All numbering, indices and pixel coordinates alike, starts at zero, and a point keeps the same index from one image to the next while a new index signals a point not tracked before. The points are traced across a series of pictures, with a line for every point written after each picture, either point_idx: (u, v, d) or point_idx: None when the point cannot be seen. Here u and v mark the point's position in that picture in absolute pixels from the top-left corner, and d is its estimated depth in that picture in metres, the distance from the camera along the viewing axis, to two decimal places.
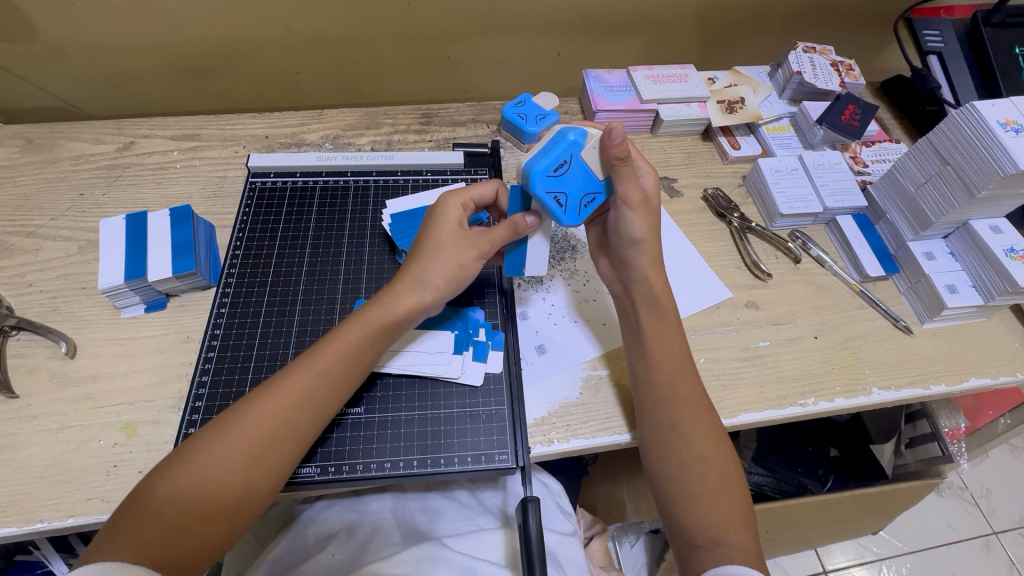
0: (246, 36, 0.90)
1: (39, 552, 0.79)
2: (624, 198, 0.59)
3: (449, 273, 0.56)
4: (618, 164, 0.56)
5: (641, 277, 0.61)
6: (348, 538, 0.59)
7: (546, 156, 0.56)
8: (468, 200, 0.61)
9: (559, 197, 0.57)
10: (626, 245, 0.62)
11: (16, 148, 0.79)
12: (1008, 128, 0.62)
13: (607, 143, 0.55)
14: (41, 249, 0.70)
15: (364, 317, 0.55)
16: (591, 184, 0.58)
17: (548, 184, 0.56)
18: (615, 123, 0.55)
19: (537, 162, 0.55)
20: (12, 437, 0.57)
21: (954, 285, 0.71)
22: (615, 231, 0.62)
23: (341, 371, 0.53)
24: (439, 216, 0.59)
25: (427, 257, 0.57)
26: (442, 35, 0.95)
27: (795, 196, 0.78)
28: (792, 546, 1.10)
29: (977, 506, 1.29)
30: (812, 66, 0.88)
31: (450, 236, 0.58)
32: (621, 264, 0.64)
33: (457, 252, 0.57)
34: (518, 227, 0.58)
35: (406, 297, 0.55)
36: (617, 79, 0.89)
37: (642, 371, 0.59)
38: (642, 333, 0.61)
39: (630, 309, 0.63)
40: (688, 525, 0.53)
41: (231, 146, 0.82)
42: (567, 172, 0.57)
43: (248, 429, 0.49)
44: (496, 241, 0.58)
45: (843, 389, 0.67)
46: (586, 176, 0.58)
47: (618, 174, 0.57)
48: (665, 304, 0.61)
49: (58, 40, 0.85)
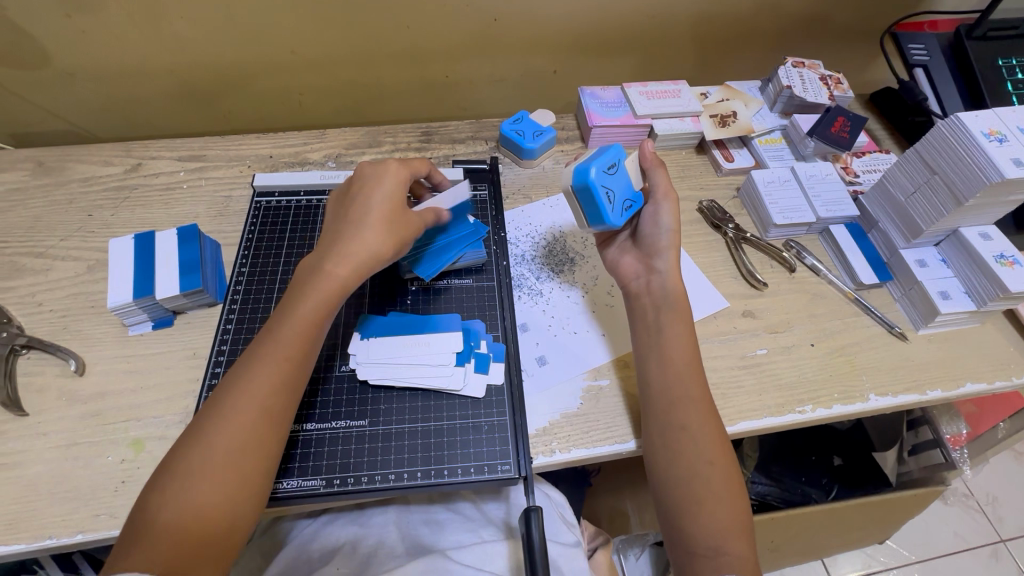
0: (251, 60, 0.93)
1: (44, 571, 0.79)
2: (660, 193, 0.68)
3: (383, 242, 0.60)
4: (655, 164, 0.69)
5: (668, 269, 0.65)
6: (352, 551, 0.60)
7: (602, 158, 0.64)
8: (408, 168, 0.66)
9: (610, 193, 0.64)
10: (660, 236, 0.67)
11: (27, 171, 0.81)
12: (992, 138, 0.64)
13: (642, 152, 0.70)
14: (51, 269, 0.71)
15: (312, 288, 0.57)
16: (631, 191, 0.67)
17: (602, 182, 0.63)
18: (649, 139, 0.70)
19: (595, 160, 0.63)
20: (21, 454, 0.58)
21: (947, 291, 0.72)
22: (649, 226, 0.68)
23: (301, 345, 0.54)
24: (384, 180, 0.63)
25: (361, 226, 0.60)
26: (442, 55, 0.98)
27: (788, 206, 0.80)
28: (798, 556, 1.10)
29: (984, 514, 1.29)
30: (802, 81, 0.91)
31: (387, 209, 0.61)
32: (648, 258, 0.67)
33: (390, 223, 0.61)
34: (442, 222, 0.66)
35: (351, 262, 0.58)
36: (612, 95, 0.91)
37: (658, 369, 0.60)
38: (659, 330, 0.62)
39: (648, 308, 0.65)
40: (691, 533, 0.53)
41: (236, 166, 0.84)
42: (616, 175, 0.65)
43: (218, 440, 0.49)
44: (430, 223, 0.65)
45: (841, 396, 0.68)
46: (627, 183, 0.67)
47: (656, 173, 0.69)
48: (682, 300, 0.63)
49: (68, 67, 0.88)
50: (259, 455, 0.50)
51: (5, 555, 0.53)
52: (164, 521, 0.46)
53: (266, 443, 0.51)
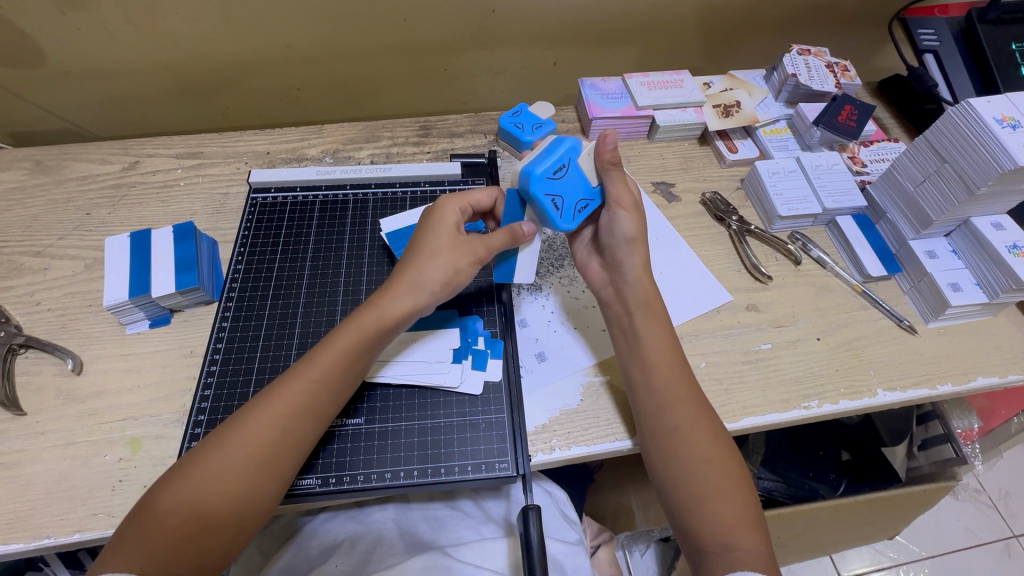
0: (248, 56, 0.92)
1: (49, 568, 0.80)
2: (615, 199, 0.62)
3: (443, 274, 0.57)
4: (610, 166, 0.60)
5: (634, 276, 0.62)
6: (351, 549, 0.60)
7: (545, 158, 0.57)
8: (466, 205, 0.63)
9: (556, 199, 0.58)
10: (618, 246, 0.63)
11: (25, 170, 0.81)
12: (1005, 124, 0.62)
13: (600, 147, 0.60)
14: (49, 268, 0.71)
15: (357, 320, 0.55)
16: (584, 189, 0.60)
17: (547, 186, 0.57)
18: (608, 131, 0.58)
19: (538, 164, 0.56)
20: (19, 453, 0.58)
21: (957, 283, 0.70)
22: (607, 233, 0.64)
23: (337, 376, 0.53)
24: (436, 222, 0.60)
25: (423, 259, 0.58)
26: (440, 48, 0.97)
27: (793, 197, 0.78)
28: (805, 552, 1.09)
29: (996, 509, 1.26)
30: (808, 68, 0.88)
31: (449, 240, 0.59)
32: (612, 265, 0.65)
33: (452, 256, 0.58)
34: (517, 235, 0.58)
35: (400, 300, 0.56)
36: (612, 86, 0.90)
37: (639, 375, 0.59)
38: (636, 337, 0.60)
39: (622, 315, 0.63)
40: (697, 531, 0.52)
41: (233, 162, 0.84)
42: (565, 176, 0.59)
43: (237, 453, 0.48)
44: (493, 246, 0.58)
45: (847, 391, 0.66)
46: (579, 180, 0.60)
47: (610, 176, 0.61)
48: (655, 304, 0.61)
49: (65, 65, 0.88)
50: (272, 474, 0.49)
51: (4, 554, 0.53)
52: (169, 522, 0.46)
53: (281, 463, 0.50)
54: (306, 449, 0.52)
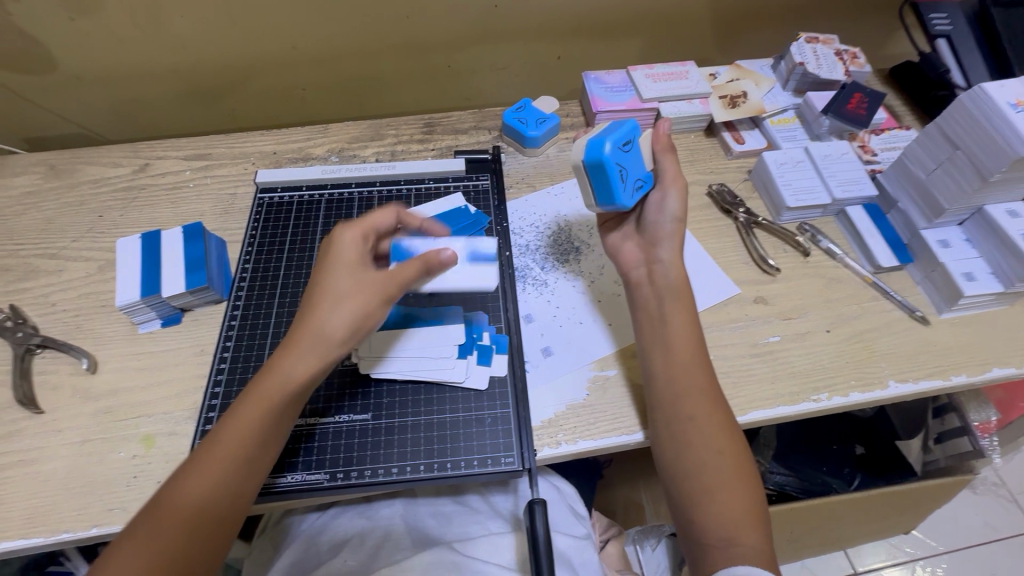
0: (253, 57, 0.93)
1: (69, 563, 0.82)
2: (670, 178, 0.66)
3: (351, 324, 0.52)
4: (665, 149, 0.66)
5: (671, 257, 0.63)
6: (360, 543, 0.60)
7: (616, 134, 0.62)
8: (367, 231, 0.59)
9: (622, 171, 0.63)
10: (664, 224, 0.65)
11: (40, 174, 0.82)
12: (1020, 108, 0.61)
13: (658, 133, 0.67)
14: (64, 270, 0.73)
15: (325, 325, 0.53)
16: (642, 171, 0.65)
17: (617, 158, 0.62)
18: (663, 120, 0.68)
19: (608, 136, 0.61)
20: (37, 450, 0.59)
21: (972, 272, 0.68)
22: (651, 215, 0.66)
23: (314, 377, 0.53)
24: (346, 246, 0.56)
25: (325, 309, 0.53)
26: (443, 45, 0.97)
27: (801, 188, 0.77)
28: (819, 547, 1.07)
29: (1015, 503, 1.24)
30: (816, 57, 0.87)
31: (353, 283, 0.54)
32: (649, 246, 0.65)
33: (360, 301, 0.53)
34: (432, 265, 0.54)
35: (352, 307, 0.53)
36: (616, 79, 0.89)
37: (662, 362, 0.58)
38: (663, 321, 0.60)
39: (650, 298, 0.63)
40: (703, 525, 0.52)
41: (240, 163, 0.85)
42: (629, 154, 0.64)
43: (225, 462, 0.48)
44: (402, 281, 0.54)
45: (858, 383, 0.65)
46: (638, 162, 0.65)
47: (664, 158, 0.66)
48: (685, 290, 0.62)
49: (76, 70, 0.89)
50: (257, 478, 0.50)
51: (24, 548, 0.55)
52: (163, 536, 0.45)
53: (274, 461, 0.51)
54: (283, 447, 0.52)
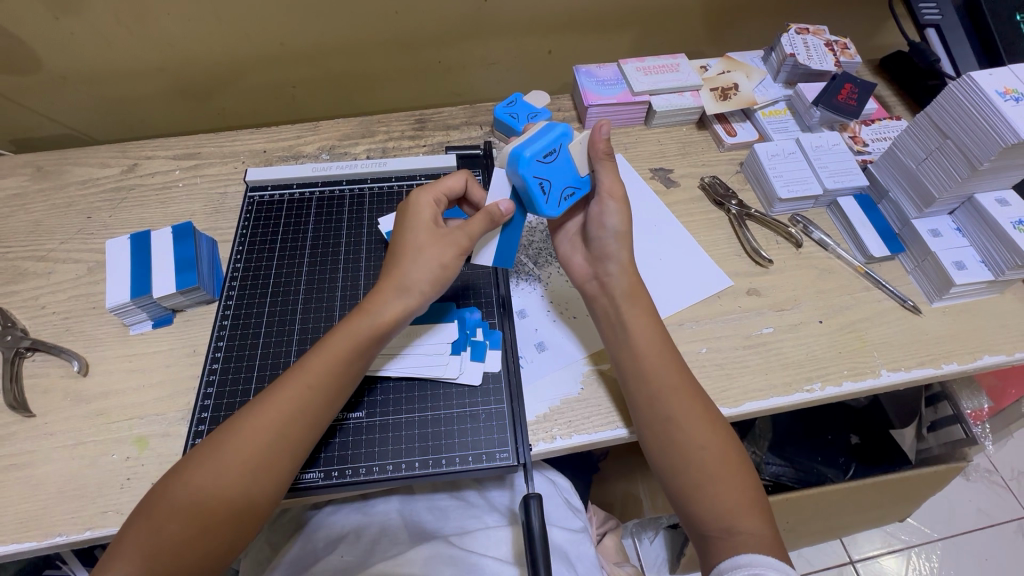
0: (242, 53, 0.92)
1: (66, 565, 0.82)
2: (606, 190, 0.62)
3: (432, 275, 0.56)
4: (602, 157, 0.60)
5: (619, 270, 0.62)
6: (356, 540, 0.61)
7: (537, 142, 0.56)
8: (439, 196, 0.62)
9: (544, 183, 0.57)
10: (607, 240, 0.63)
11: (26, 176, 0.82)
12: (1008, 97, 0.61)
13: (594, 138, 0.59)
14: (53, 272, 0.72)
15: (348, 326, 0.55)
16: (572, 177, 0.60)
17: (537, 170, 0.56)
18: (603, 120, 0.59)
19: (527, 147, 0.55)
20: (30, 454, 0.59)
21: (962, 261, 0.69)
22: (594, 226, 0.64)
23: (331, 381, 0.53)
24: (414, 219, 0.60)
25: (408, 262, 0.57)
26: (433, 40, 0.96)
27: (793, 179, 0.77)
28: (815, 536, 1.08)
29: (1009, 489, 1.25)
30: (806, 48, 0.87)
31: (432, 237, 0.58)
32: (598, 261, 0.64)
33: (438, 253, 0.57)
34: (495, 217, 0.57)
35: (393, 303, 0.56)
36: (607, 72, 0.89)
37: (631, 366, 0.58)
38: (624, 327, 0.60)
39: (608, 307, 0.62)
40: (698, 516, 0.52)
41: (230, 162, 0.84)
42: (555, 161, 0.58)
43: (229, 457, 0.49)
44: (474, 234, 0.57)
45: (851, 372, 0.66)
46: (567, 169, 0.59)
47: (601, 166, 0.61)
48: (641, 294, 0.61)
49: (61, 70, 0.88)
50: (254, 489, 0.49)
51: (19, 552, 0.54)
52: (167, 529, 0.46)
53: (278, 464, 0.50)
54: (304, 450, 0.52)
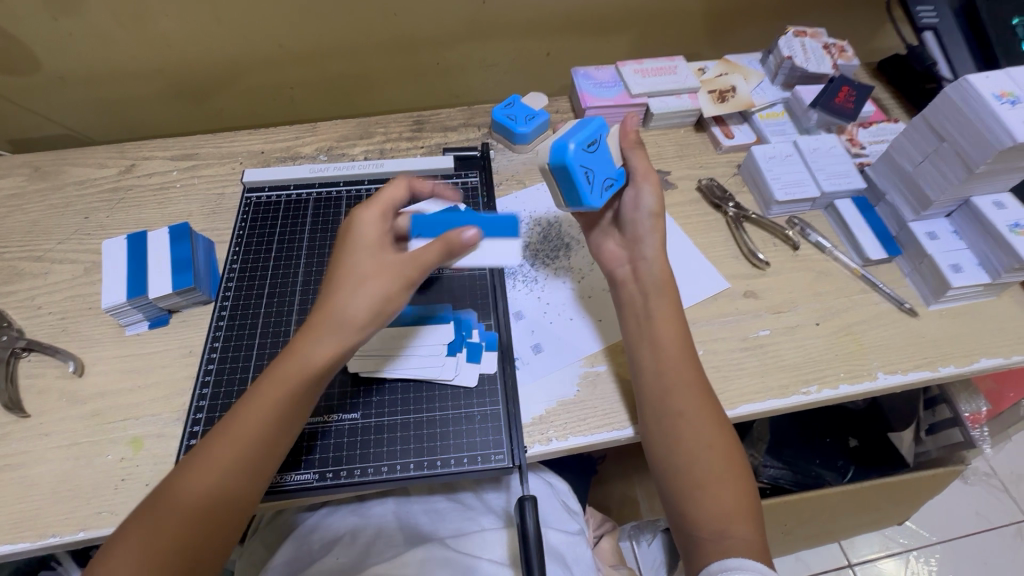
0: (240, 55, 0.92)
1: (62, 567, 0.82)
2: (640, 173, 0.63)
3: (371, 306, 0.52)
4: (633, 145, 0.64)
5: (654, 254, 0.62)
6: (352, 541, 0.60)
7: (581, 133, 0.58)
8: (385, 210, 0.57)
9: (588, 172, 0.59)
10: (640, 222, 0.63)
11: (24, 176, 0.82)
12: (1004, 100, 0.61)
13: (625, 128, 0.65)
14: (49, 272, 0.72)
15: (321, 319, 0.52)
16: (613, 169, 0.62)
17: (582, 159, 0.58)
18: (632, 115, 0.65)
19: (571, 137, 0.57)
20: (24, 455, 0.58)
21: (958, 263, 0.69)
22: (629, 209, 0.64)
23: (305, 377, 0.51)
24: (352, 246, 0.55)
25: (347, 291, 0.52)
26: (432, 42, 0.96)
27: (790, 182, 0.77)
28: (812, 539, 1.08)
29: (1007, 492, 1.25)
30: (804, 51, 0.87)
31: (372, 266, 0.53)
32: (631, 244, 0.64)
33: (377, 285, 0.52)
34: (453, 246, 0.52)
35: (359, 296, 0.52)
36: (605, 75, 0.89)
37: (651, 358, 0.58)
38: (650, 319, 0.60)
39: (637, 298, 0.62)
40: (692, 519, 0.52)
41: (227, 163, 0.84)
42: (597, 152, 0.60)
43: (214, 463, 0.48)
44: (424, 266, 0.53)
45: (847, 375, 0.66)
46: (607, 160, 0.62)
47: (633, 153, 0.64)
48: (670, 287, 0.61)
49: (60, 71, 0.88)
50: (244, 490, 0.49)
51: (12, 553, 0.54)
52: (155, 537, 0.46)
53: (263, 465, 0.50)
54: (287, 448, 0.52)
